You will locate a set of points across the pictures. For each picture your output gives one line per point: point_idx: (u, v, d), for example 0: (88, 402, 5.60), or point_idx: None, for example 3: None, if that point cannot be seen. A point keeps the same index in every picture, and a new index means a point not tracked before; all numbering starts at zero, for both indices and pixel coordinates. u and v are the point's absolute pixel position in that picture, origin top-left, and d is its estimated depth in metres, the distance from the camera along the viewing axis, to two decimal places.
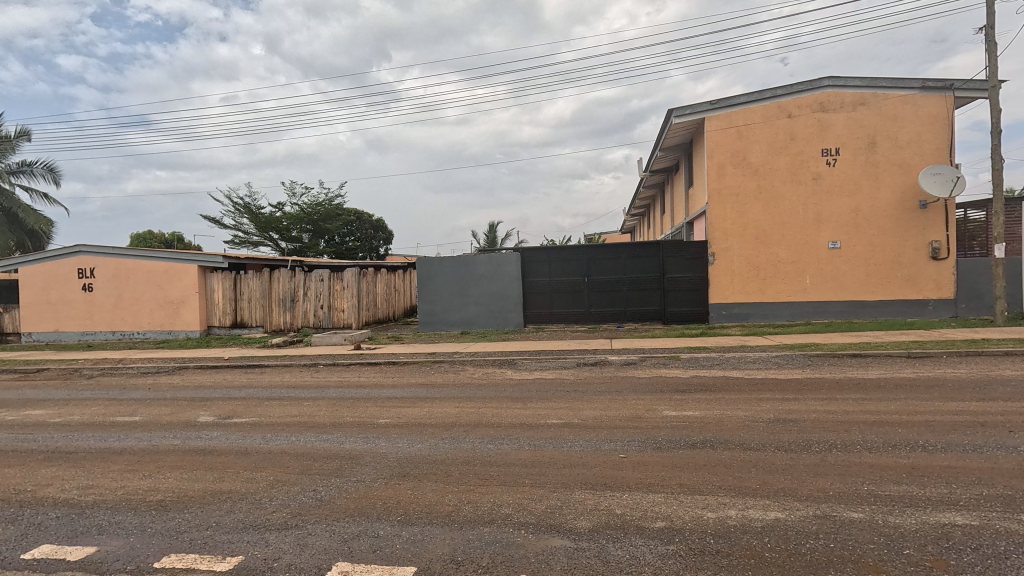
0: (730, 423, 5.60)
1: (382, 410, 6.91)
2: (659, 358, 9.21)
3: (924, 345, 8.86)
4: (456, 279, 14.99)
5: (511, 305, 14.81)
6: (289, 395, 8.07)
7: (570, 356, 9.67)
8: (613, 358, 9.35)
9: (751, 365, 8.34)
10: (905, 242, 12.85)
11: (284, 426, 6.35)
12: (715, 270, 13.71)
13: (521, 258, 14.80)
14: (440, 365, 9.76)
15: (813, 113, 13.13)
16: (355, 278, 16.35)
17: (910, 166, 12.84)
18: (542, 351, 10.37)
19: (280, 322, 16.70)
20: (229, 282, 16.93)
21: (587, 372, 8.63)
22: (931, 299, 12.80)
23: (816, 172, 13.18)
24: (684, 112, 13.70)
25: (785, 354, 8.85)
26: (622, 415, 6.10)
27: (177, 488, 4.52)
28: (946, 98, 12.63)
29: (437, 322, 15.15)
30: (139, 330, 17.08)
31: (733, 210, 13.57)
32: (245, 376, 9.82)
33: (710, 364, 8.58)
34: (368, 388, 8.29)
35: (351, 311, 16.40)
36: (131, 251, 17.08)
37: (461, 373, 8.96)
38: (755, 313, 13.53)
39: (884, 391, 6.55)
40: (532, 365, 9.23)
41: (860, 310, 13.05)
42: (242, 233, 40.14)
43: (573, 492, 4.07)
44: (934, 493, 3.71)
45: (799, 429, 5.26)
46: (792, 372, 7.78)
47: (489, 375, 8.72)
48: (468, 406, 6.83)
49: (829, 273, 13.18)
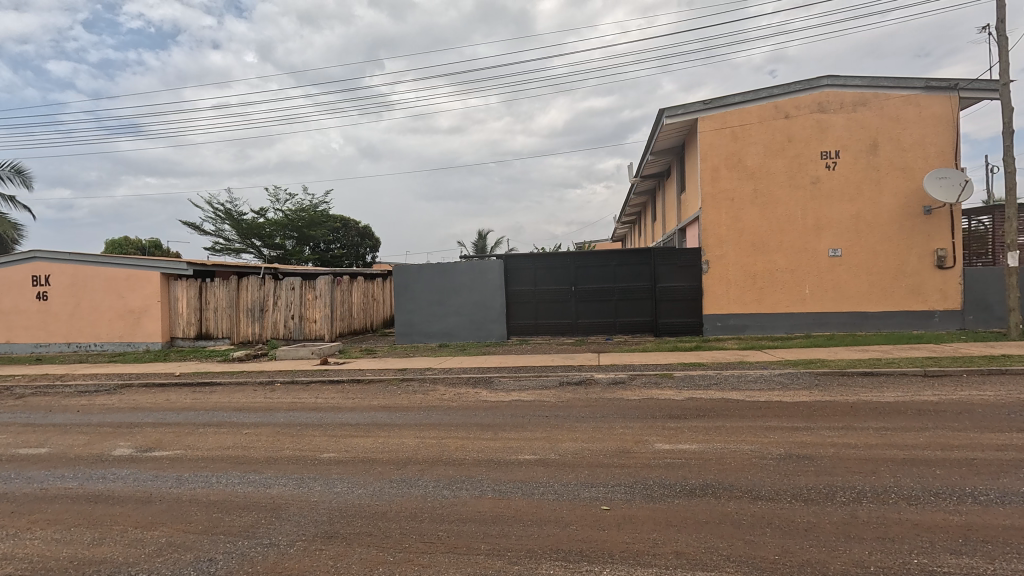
0: (734, 461, 4.70)
1: (329, 441, 5.94)
2: (650, 376, 8.31)
3: (939, 362, 8.06)
4: (435, 288, 14.08)
5: (494, 316, 13.91)
6: (230, 420, 7.06)
7: (552, 374, 8.75)
8: (600, 376, 8.44)
9: (753, 385, 7.47)
10: (909, 250, 12.14)
11: (209, 463, 5.36)
12: (710, 279, 12.91)
13: (504, 265, 13.94)
14: (409, 384, 8.80)
15: (812, 114, 12.45)
16: (328, 286, 15.37)
17: (914, 170, 12.16)
18: (522, 368, 9.43)
19: (248, 334, 15.66)
20: (194, 290, 15.85)
21: (571, 392, 7.72)
22: (937, 310, 12.07)
23: (815, 176, 12.47)
24: (677, 111, 12.96)
25: (790, 372, 8.00)
26: (607, 449, 5.20)
27: (36, 557, 3.53)
28: (951, 99, 12.00)
29: (414, 334, 14.20)
30: (96, 342, 15.95)
31: (728, 216, 12.82)
32: (190, 397, 8.78)
33: (707, 383, 7.71)
34: (321, 413, 7.29)
35: (323, 322, 15.39)
36: (88, 257, 15.98)
37: (430, 395, 8.00)
38: (752, 324, 12.75)
39: (907, 418, 5.70)
40: (510, 384, 8.30)
41: (863, 321, 12.30)
42: (223, 239, 38.98)
43: (541, 566, 3.15)
44: (1007, 570, 2.85)
45: (817, 470, 4.38)
46: (800, 394, 6.91)
47: (461, 397, 7.77)
48: (429, 437, 5.87)
49: (830, 282, 12.43)
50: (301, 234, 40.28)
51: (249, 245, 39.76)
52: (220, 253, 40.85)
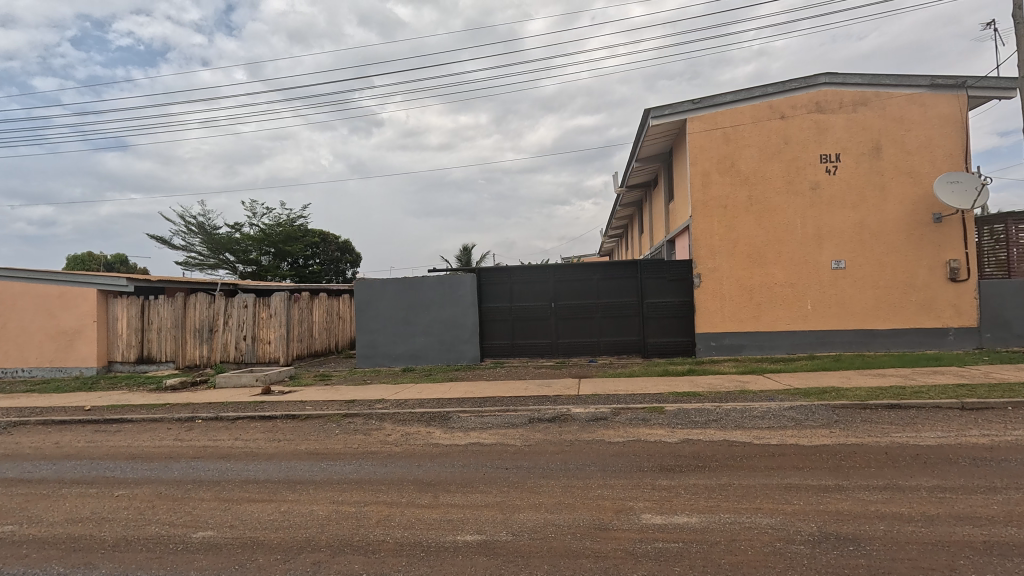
0: (751, 548, 3.36)
1: (215, 510, 4.48)
2: (636, 411, 6.94)
3: (974, 390, 6.82)
4: (401, 305, 12.74)
5: (465, 336, 12.55)
6: (108, 475, 5.56)
7: (521, 409, 7.34)
8: (578, 411, 7.05)
9: (761, 423, 6.15)
10: (919, 261, 11.08)
11: (31, 550, 3.87)
12: (702, 295, 11.72)
13: (477, 279, 12.65)
14: (351, 422, 7.34)
15: (809, 114, 11.44)
16: (284, 304, 13.93)
17: (921, 175, 11.15)
18: (488, 400, 8.04)
19: (195, 357, 14.14)
20: (136, 308, 14.31)
21: (542, 433, 6.37)
22: (951, 328, 10.96)
23: (814, 181, 11.42)
24: (663, 112, 11.91)
25: (802, 405, 6.68)
26: (579, 524, 3.84)
27: None
28: (959, 98, 11.04)
29: (378, 357, 12.80)
30: (24, 367, 14.31)
31: (721, 225, 11.70)
32: (84, 439, 7.23)
33: (705, 420, 6.41)
34: (228, 464, 5.81)
35: (278, 343, 13.89)
36: (17, 272, 14.38)
37: (369, 438, 6.56)
38: (749, 344, 11.55)
39: (965, 473, 4.40)
40: (469, 423, 6.89)
41: (871, 340, 11.16)
42: (194, 255, 37.27)
43: None
44: None
45: (874, 567, 3.06)
46: (820, 436, 5.61)
47: (406, 441, 6.35)
48: (349, 503, 4.46)
49: (833, 297, 11.31)
50: (277, 249, 38.73)
51: (222, 260, 38.11)
52: (191, 269, 39.06)
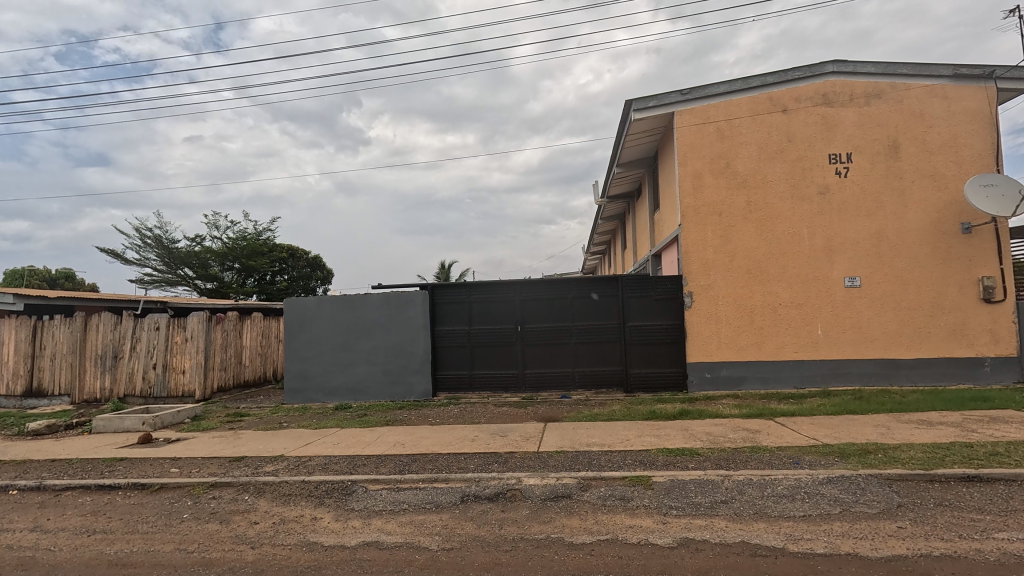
0: None
1: None
2: (613, 485, 4.95)
3: None
4: (339, 329, 10.69)
5: (415, 366, 10.50)
6: None
7: (456, 478, 5.30)
8: (531, 484, 5.04)
9: (795, 510, 4.19)
10: (946, 279, 9.42)
11: None
12: (694, 318, 9.90)
13: (429, 298, 10.66)
14: (215, 498, 5.21)
15: (815, 108, 9.84)
16: (203, 326, 11.73)
17: (945, 178, 9.57)
18: (417, 461, 5.98)
19: (95, 390, 11.83)
20: (27, 330, 11.97)
21: (475, 524, 4.32)
22: (986, 357, 9.27)
23: (822, 185, 9.77)
24: (648, 104, 10.19)
25: (844, 477, 4.75)
26: None
27: None
28: (987, 91, 9.54)
29: (310, 390, 10.71)
30: None
31: (716, 235, 9.96)
32: None
33: (710, 502, 4.45)
34: None
35: (193, 372, 11.65)
36: None
37: (223, 531, 4.45)
38: (750, 376, 9.70)
39: None
40: (376, 502, 4.84)
41: (893, 372, 9.41)
42: (150, 270, 34.63)
43: None
44: None
45: None
46: (892, 540, 3.66)
47: (272, 538, 4.26)
48: None
49: (848, 321, 9.56)
50: (241, 265, 36.35)
51: (180, 276, 35.53)
52: (148, 284, 36.37)
